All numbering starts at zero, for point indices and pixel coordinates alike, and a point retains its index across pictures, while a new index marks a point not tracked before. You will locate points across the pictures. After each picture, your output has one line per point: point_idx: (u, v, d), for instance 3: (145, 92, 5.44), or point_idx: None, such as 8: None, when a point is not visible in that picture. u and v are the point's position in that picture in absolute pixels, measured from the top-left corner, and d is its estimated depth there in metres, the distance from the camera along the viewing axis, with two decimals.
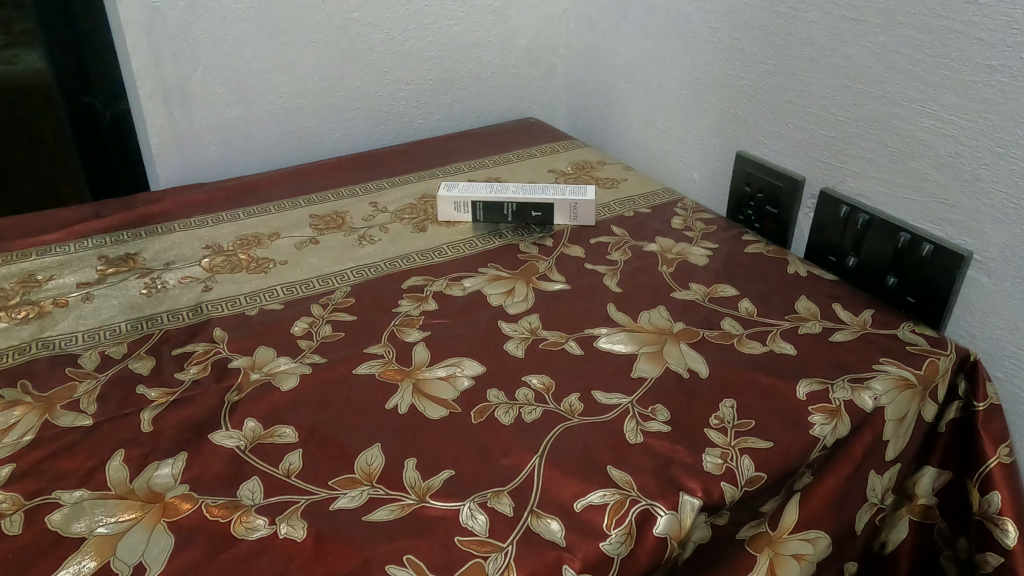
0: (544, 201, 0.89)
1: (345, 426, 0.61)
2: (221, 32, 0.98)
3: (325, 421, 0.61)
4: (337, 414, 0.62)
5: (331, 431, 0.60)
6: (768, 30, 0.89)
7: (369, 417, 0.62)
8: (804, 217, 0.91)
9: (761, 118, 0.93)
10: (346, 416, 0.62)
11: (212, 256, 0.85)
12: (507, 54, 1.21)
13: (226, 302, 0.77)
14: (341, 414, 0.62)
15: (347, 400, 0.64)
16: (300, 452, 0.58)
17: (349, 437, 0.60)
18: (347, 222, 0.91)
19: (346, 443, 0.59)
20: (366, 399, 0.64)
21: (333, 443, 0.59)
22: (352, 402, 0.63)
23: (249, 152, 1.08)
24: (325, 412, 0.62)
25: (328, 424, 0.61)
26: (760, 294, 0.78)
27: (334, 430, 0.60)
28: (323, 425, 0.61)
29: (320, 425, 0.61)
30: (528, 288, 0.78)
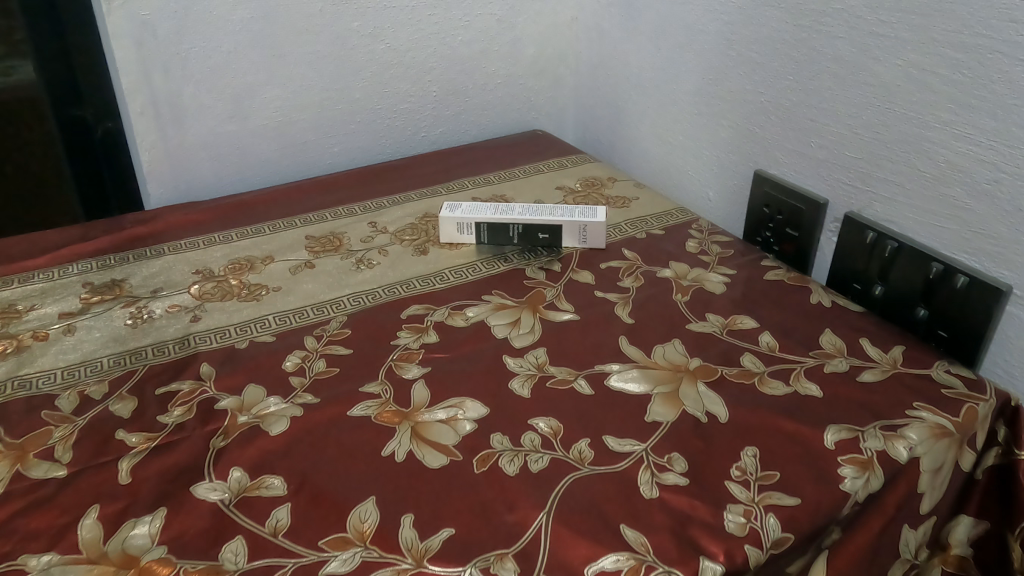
0: (552, 223, 0.84)
1: (339, 476, 0.57)
2: (214, 45, 0.94)
3: (317, 470, 0.57)
4: (331, 463, 0.58)
5: (323, 483, 0.56)
6: (790, 45, 0.84)
7: (365, 466, 0.57)
8: (827, 242, 0.87)
9: (781, 136, 0.89)
10: (340, 465, 0.58)
11: (202, 282, 0.81)
12: (513, 64, 1.17)
13: (214, 333, 0.73)
14: (334, 462, 0.58)
15: (342, 446, 0.59)
16: (289, 507, 0.54)
17: (343, 490, 0.55)
18: (344, 244, 0.87)
19: (340, 497, 0.55)
20: (363, 445, 0.59)
21: (325, 497, 0.55)
22: (347, 449, 0.59)
23: (245, 168, 1.04)
24: (317, 460, 0.58)
25: (320, 475, 0.57)
26: (782, 327, 0.73)
27: (326, 481, 0.56)
28: (316, 475, 0.57)
29: (312, 475, 0.57)
30: (534, 318, 0.74)
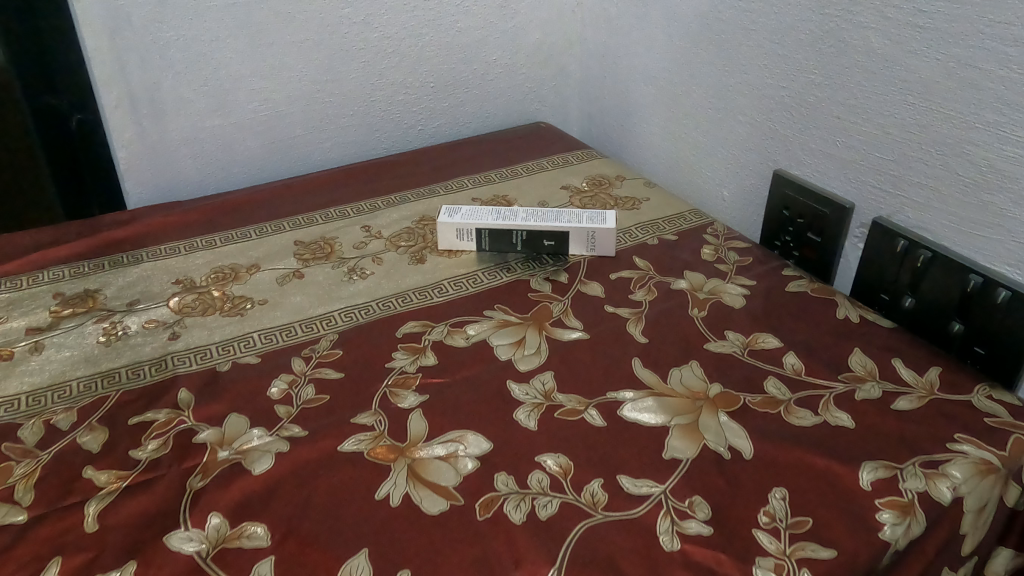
0: (558, 230, 0.78)
1: (329, 523, 0.52)
2: (194, 33, 0.87)
3: (306, 516, 0.52)
4: (319, 508, 0.53)
5: (311, 533, 0.51)
6: (816, 36, 0.78)
7: (358, 511, 0.52)
8: (851, 248, 0.81)
9: (804, 134, 0.83)
10: (329, 511, 0.52)
11: (183, 294, 0.75)
12: (515, 53, 1.10)
13: (194, 353, 0.67)
14: (325, 506, 0.53)
15: (331, 488, 0.54)
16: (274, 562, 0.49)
17: (330, 542, 0.50)
18: (336, 251, 0.81)
19: (329, 549, 0.50)
20: (355, 487, 0.54)
21: (312, 550, 0.50)
22: (338, 490, 0.54)
23: (230, 165, 0.98)
24: (305, 504, 0.53)
25: (309, 521, 0.52)
26: (808, 346, 0.68)
27: (315, 529, 0.51)
28: (304, 522, 0.52)
29: (298, 523, 0.52)
30: (540, 337, 0.68)
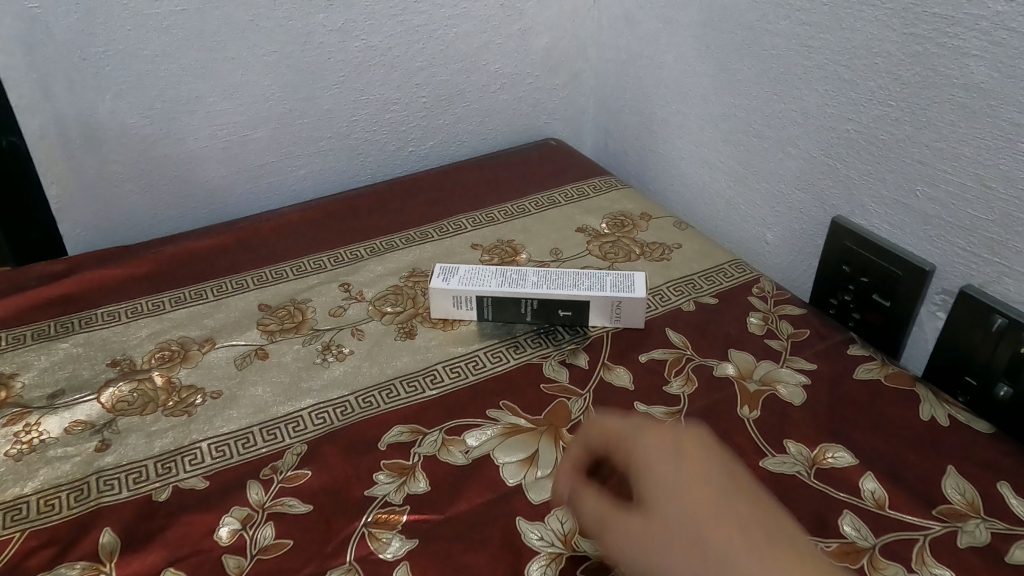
0: (578, 300, 0.65)
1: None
2: (134, 47, 0.72)
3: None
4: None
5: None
6: (895, 60, 0.61)
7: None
8: (928, 316, 0.66)
9: (872, 179, 0.67)
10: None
11: (119, 382, 0.61)
12: (520, 60, 0.94)
13: (126, 474, 0.53)
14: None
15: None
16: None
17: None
18: (307, 321, 0.68)
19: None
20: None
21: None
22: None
23: (186, 201, 0.83)
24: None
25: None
26: (890, 461, 0.54)
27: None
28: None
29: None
30: (556, 450, 0.56)
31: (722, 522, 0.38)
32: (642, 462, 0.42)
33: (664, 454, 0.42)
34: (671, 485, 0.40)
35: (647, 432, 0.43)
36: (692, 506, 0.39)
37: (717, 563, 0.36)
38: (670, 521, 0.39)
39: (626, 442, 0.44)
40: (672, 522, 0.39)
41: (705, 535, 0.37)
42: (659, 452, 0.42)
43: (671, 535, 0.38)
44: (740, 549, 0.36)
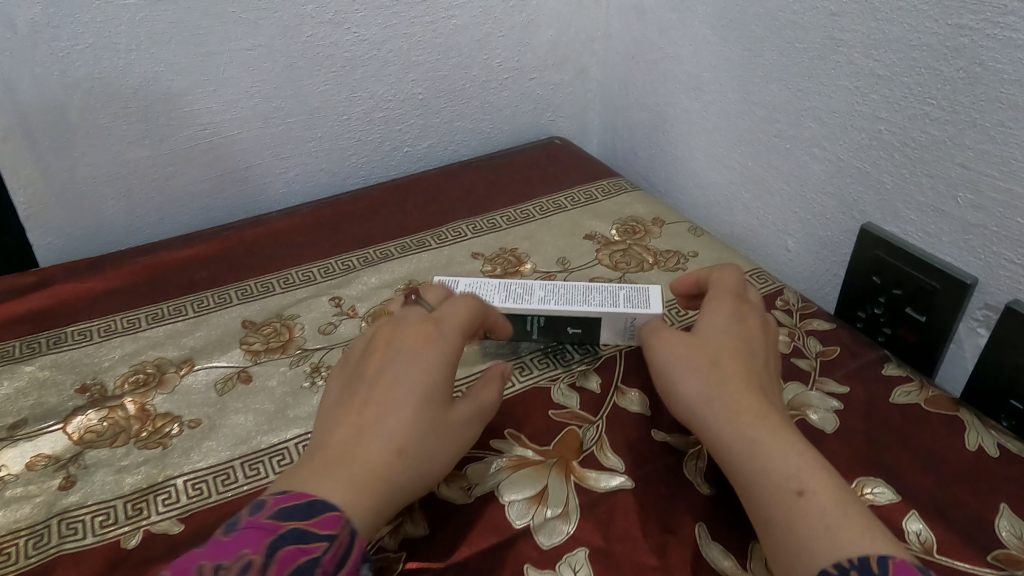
0: (588, 317, 0.60)
1: (424, 440, 0.46)
2: (104, 41, 0.66)
3: (405, 424, 0.46)
4: (408, 400, 0.47)
5: (409, 457, 0.45)
6: (936, 54, 0.55)
7: (451, 434, 0.48)
8: (968, 333, 0.61)
9: (907, 183, 0.61)
10: (432, 429, 0.47)
11: (88, 410, 0.56)
12: (523, 54, 0.89)
13: (91, 516, 0.48)
14: (415, 399, 0.47)
15: (413, 362, 0.48)
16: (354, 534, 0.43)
17: (427, 466, 0.46)
18: (295, 339, 0.62)
19: (419, 478, 0.46)
20: (444, 393, 0.48)
21: (397, 477, 0.45)
22: (422, 387, 0.47)
23: (167, 206, 0.78)
24: (394, 386, 0.47)
25: (411, 428, 0.46)
26: (935, 498, 0.49)
27: (409, 449, 0.45)
28: (400, 429, 0.45)
29: (390, 431, 0.45)
30: (567, 485, 0.51)
31: (742, 372, 0.48)
32: (715, 305, 0.53)
33: (713, 323, 0.52)
34: (720, 329, 0.51)
35: (710, 315, 0.53)
36: (727, 351, 0.49)
37: (727, 387, 0.47)
38: (712, 345, 0.50)
39: (714, 297, 0.54)
40: (708, 348, 0.50)
41: (723, 365, 0.48)
42: (726, 308, 0.53)
43: (707, 356, 0.49)
44: (745, 412, 0.46)
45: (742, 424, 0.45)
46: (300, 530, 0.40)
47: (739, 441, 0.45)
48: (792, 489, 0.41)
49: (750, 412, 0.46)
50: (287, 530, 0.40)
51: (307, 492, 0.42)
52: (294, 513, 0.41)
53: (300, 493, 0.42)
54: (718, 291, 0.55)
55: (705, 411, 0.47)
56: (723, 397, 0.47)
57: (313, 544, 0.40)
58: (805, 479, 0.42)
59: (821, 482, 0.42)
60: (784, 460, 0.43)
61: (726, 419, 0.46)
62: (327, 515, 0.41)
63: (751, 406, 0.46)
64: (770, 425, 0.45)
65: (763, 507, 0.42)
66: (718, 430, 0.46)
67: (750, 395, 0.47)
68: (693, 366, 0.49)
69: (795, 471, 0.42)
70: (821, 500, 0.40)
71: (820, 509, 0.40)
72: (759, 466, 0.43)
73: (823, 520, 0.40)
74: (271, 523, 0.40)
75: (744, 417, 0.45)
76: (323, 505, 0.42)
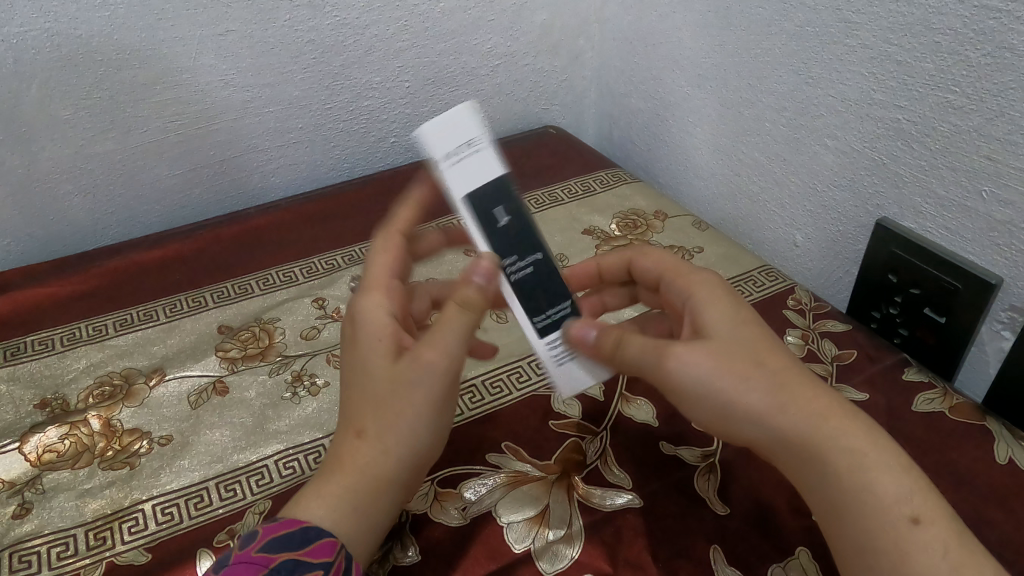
0: (469, 194, 0.42)
1: (381, 411, 0.41)
2: (61, 27, 0.61)
3: (359, 405, 0.42)
4: (355, 385, 0.43)
5: (372, 435, 0.41)
6: (961, 38, 0.51)
7: (406, 395, 0.41)
8: (991, 335, 0.58)
9: (926, 176, 0.57)
10: (382, 396, 0.42)
11: (48, 427, 0.51)
12: (515, 39, 0.84)
13: (48, 547, 0.44)
14: (358, 380, 0.43)
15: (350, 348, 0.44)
16: (358, 542, 0.40)
17: (399, 431, 0.41)
18: (276, 344, 0.58)
19: (397, 450, 0.41)
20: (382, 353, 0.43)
21: (370, 459, 0.41)
22: (359, 368, 0.43)
23: (137, 203, 0.74)
24: (347, 376, 0.44)
25: (365, 406, 0.42)
26: (964, 519, 0.46)
27: (369, 426, 0.41)
28: (358, 413, 0.42)
29: (351, 417, 0.42)
30: (573, 504, 0.47)
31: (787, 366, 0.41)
32: (703, 293, 0.45)
33: (716, 305, 0.44)
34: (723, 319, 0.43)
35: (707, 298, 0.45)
36: (759, 341, 0.42)
37: (789, 390, 0.40)
38: (742, 336, 0.42)
39: (686, 279, 0.47)
40: (739, 347, 0.41)
41: (766, 364, 0.41)
42: (718, 291, 0.45)
43: (745, 357, 0.41)
44: (827, 415, 0.39)
45: (833, 434, 0.39)
46: (296, 560, 0.37)
47: (835, 453, 0.38)
48: (906, 514, 0.37)
49: (836, 415, 0.39)
50: (278, 562, 0.37)
51: (306, 517, 0.39)
52: (283, 543, 0.37)
53: (290, 520, 0.39)
54: (679, 278, 0.48)
55: (785, 421, 0.39)
56: (795, 401, 0.40)
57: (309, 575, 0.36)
58: (917, 501, 0.37)
59: (931, 506, 0.37)
60: (887, 475, 0.38)
61: (810, 427, 0.39)
62: (321, 541, 0.38)
63: (830, 406, 0.40)
64: (862, 429, 0.39)
65: (862, 534, 0.37)
66: (811, 442, 0.39)
67: (820, 393, 0.40)
68: (737, 375, 0.40)
69: (907, 492, 0.37)
70: (939, 531, 0.36)
71: (931, 537, 0.36)
72: (861, 481, 0.38)
73: (946, 558, 0.35)
74: (262, 557, 0.37)
75: (831, 421, 0.39)
76: (317, 530, 0.38)
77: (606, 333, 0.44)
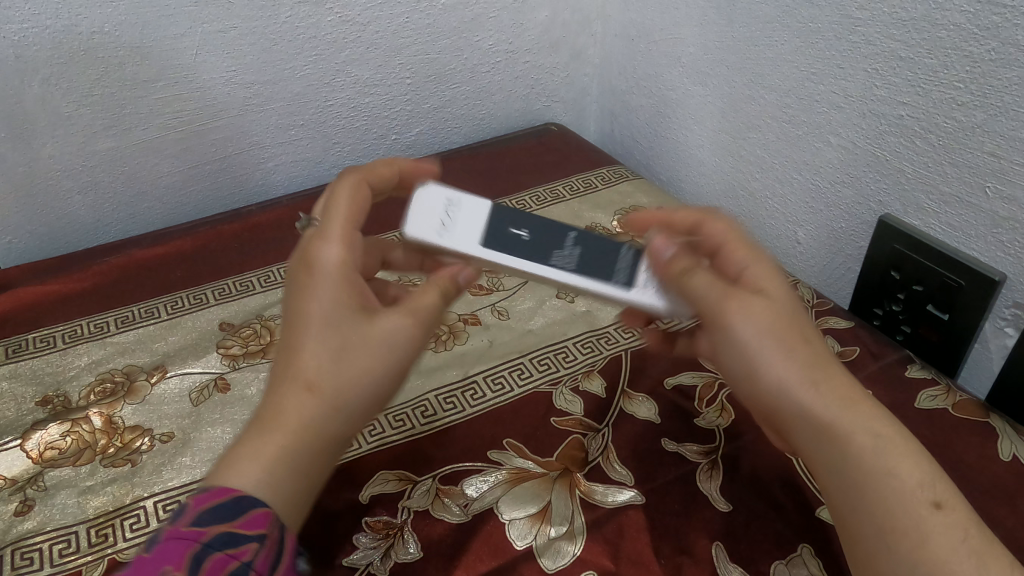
0: (483, 241, 0.46)
1: (340, 364, 0.39)
2: (63, 24, 0.61)
3: (310, 356, 0.39)
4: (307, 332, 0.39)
5: (324, 392, 0.38)
6: (965, 33, 0.50)
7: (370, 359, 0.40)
8: (994, 332, 0.58)
9: (930, 172, 0.57)
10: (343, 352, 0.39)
11: (50, 423, 0.51)
12: (517, 36, 0.84)
13: (50, 544, 0.44)
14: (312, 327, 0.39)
15: (306, 293, 0.40)
16: (293, 513, 0.37)
17: (349, 397, 0.39)
18: (278, 341, 0.58)
19: (345, 413, 0.39)
20: (347, 307, 0.40)
21: (316, 418, 0.38)
22: (317, 316, 0.40)
23: (138, 200, 0.74)
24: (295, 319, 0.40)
25: (319, 359, 0.39)
26: None
27: (323, 381, 0.39)
28: (309, 363, 0.39)
29: (300, 366, 0.39)
30: (574, 501, 0.47)
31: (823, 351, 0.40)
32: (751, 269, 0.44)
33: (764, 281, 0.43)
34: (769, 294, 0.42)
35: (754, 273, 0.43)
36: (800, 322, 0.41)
37: (824, 371, 0.39)
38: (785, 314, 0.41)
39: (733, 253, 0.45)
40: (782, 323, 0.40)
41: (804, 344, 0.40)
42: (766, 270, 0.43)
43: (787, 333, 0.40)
44: (856, 401, 0.38)
45: (859, 417, 0.38)
46: (228, 533, 0.33)
47: (860, 435, 0.37)
48: (928, 499, 0.36)
49: (864, 402, 0.38)
50: (210, 536, 0.33)
51: (239, 478, 0.36)
52: (215, 514, 0.34)
53: (222, 488, 0.35)
54: (737, 253, 0.44)
55: (813, 398, 0.38)
56: (828, 381, 0.39)
57: (244, 549, 0.33)
58: (939, 487, 0.36)
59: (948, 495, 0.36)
60: (907, 460, 0.37)
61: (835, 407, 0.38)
62: (255, 512, 0.35)
63: (858, 394, 0.39)
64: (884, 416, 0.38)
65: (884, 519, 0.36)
66: (836, 420, 0.38)
67: (844, 375, 0.40)
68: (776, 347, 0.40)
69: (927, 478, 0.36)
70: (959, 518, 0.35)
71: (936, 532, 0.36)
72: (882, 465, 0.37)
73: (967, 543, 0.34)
74: (192, 531, 0.33)
75: (859, 407, 0.38)
76: (251, 500, 0.35)
77: (681, 256, 0.44)
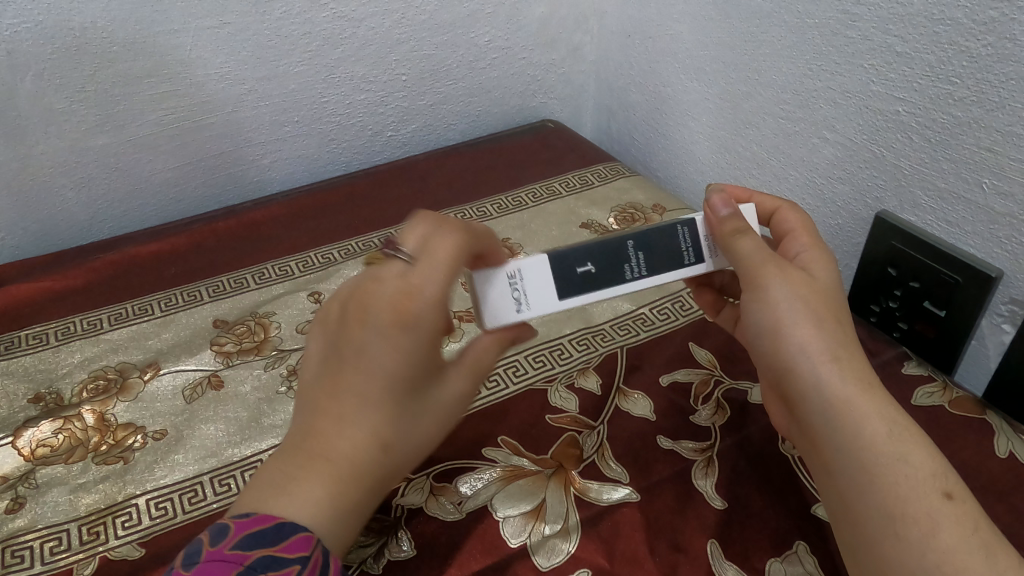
0: (559, 295, 0.45)
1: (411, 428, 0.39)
2: (55, 20, 0.61)
3: (387, 420, 0.38)
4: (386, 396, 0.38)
5: (396, 451, 0.39)
6: (961, 28, 0.50)
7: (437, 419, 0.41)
8: (991, 328, 0.58)
9: (926, 168, 0.56)
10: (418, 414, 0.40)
11: (42, 421, 0.51)
12: (512, 32, 0.84)
13: (41, 542, 0.43)
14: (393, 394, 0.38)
15: (388, 351, 0.38)
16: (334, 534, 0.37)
17: (412, 449, 0.40)
18: (271, 338, 0.58)
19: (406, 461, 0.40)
20: (426, 370, 0.39)
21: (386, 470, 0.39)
22: (397, 380, 0.38)
23: (132, 197, 0.73)
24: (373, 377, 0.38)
25: (395, 424, 0.39)
26: None
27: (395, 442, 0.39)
28: (385, 429, 0.38)
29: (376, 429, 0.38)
30: (569, 498, 0.46)
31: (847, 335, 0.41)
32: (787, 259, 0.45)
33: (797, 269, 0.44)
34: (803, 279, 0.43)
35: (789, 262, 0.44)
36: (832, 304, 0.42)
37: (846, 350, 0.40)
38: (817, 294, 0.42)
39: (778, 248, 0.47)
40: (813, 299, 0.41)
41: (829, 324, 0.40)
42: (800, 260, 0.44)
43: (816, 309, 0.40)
44: (869, 384, 0.39)
45: (867, 398, 0.38)
46: (272, 555, 0.34)
47: (872, 415, 0.37)
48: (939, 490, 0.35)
49: (875, 388, 0.39)
50: (254, 558, 0.34)
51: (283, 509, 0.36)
52: (258, 539, 0.34)
53: (265, 515, 0.36)
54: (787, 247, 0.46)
55: (832, 371, 0.39)
56: (848, 361, 0.39)
57: (287, 571, 0.34)
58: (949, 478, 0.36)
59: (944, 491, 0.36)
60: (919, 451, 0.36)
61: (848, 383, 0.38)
62: (298, 536, 0.35)
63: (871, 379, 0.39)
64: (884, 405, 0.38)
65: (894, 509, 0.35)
66: (849, 398, 0.38)
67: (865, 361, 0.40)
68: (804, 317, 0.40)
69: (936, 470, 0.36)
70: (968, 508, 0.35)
71: None
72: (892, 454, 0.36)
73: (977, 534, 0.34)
74: (236, 554, 0.34)
75: (871, 390, 0.38)
76: (292, 525, 0.35)
77: (736, 217, 0.44)
